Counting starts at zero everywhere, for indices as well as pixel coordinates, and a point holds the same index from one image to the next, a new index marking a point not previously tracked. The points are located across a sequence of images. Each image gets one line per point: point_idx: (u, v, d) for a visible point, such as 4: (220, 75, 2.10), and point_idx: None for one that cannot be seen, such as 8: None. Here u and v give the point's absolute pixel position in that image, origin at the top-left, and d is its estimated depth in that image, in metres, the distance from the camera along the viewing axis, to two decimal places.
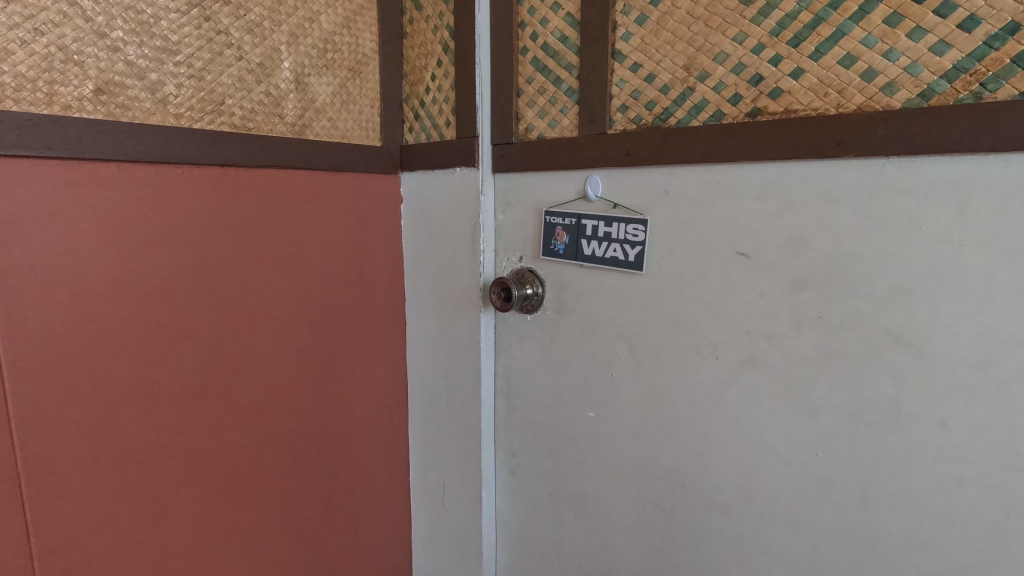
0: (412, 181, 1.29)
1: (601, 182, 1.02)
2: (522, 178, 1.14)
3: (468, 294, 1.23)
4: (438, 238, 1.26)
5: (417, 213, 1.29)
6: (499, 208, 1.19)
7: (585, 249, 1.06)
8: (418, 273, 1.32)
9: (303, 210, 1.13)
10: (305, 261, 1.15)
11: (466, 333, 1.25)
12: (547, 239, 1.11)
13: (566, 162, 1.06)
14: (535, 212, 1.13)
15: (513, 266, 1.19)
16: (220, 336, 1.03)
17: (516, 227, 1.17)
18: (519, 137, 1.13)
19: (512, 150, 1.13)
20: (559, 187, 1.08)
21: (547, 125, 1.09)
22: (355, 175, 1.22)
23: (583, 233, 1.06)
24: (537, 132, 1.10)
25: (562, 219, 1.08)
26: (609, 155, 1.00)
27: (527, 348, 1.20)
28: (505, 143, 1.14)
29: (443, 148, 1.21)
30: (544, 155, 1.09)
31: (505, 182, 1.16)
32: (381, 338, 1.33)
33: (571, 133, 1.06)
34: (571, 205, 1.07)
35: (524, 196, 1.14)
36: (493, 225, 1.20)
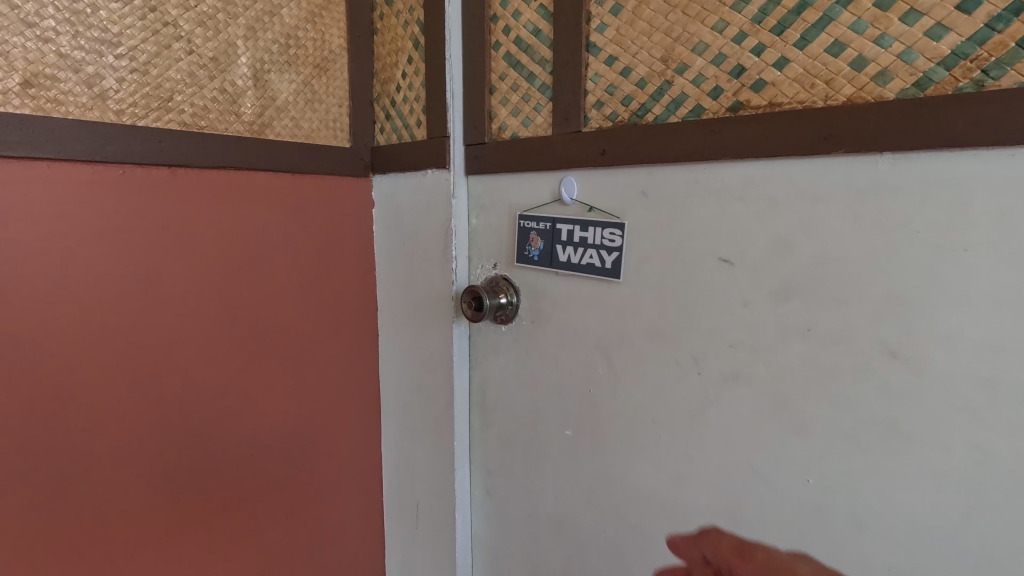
0: (384, 184, 1.23)
1: (577, 184, 0.95)
2: (497, 180, 1.07)
3: (440, 303, 1.16)
4: (410, 244, 1.20)
5: (389, 218, 1.23)
6: (473, 213, 1.12)
7: (561, 256, 0.99)
8: (391, 280, 1.26)
9: (263, 214, 1.06)
10: (267, 269, 1.08)
11: (438, 343, 1.18)
12: (522, 246, 1.05)
13: (540, 163, 0.99)
14: (509, 217, 1.06)
15: (488, 274, 1.12)
16: (169, 346, 0.96)
17: (491, 232, 1.10)
18: (493, 137, 1.07)
19: (485, 151, 1.07)
20: (533, 190, 1.02)
21: (521, 123, 1.02)
22: (322, 177, 1.15)
23: (558, 238, 0.99)
24: (511, 131, 1.04)
25: (536, 223, 1.02)
26: (584, 154, 0.93)
27: (502, 362, 1.13)
28: (478, 144, 1.08)
29: (414, 149, 1.15)
30: (517, 156, 1.02)
31: (479, 185, 1.10)
32: (352, 350, 1.26)
33: (546, 132, 0.99)
34: (547, 209, 1.00)
35: (498, 199, 1.08)
36: (466, 229, 1.14)
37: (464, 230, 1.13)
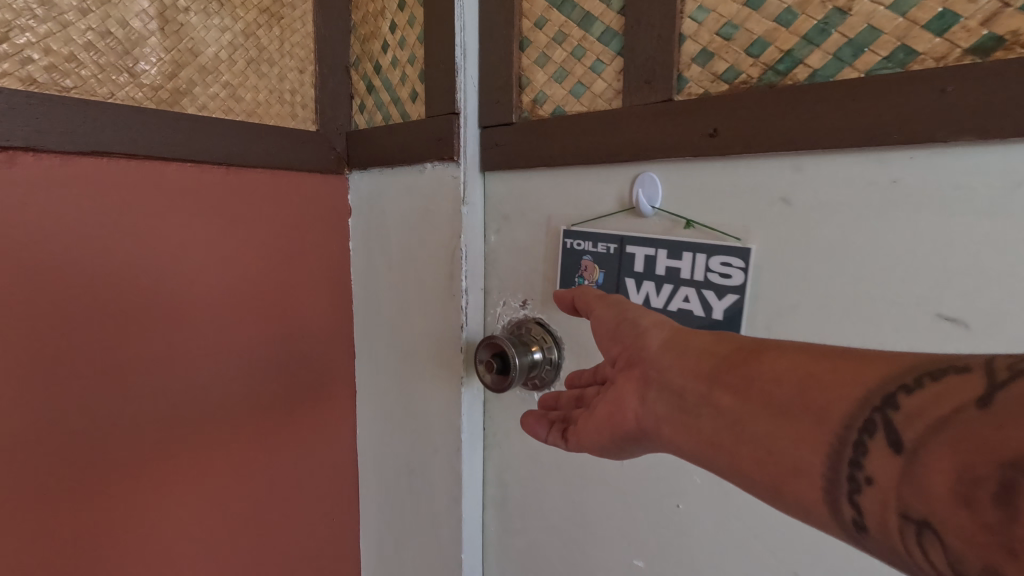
0: (364, 186, 0.88)
1: (662, 185, 0.61)
2: (531, 179, 0.73)
3: (441, 355, 0.80)
4: (399, 270, 0.84)
5: (372, 232, 0.88)
6: (491, 227, 0.78)
7: (634, 296, 0.64)
8: (373, 318, 0.90)
9: (179, 227, 0.71)
10: (185, 308, 0.73)
11: (438, 412, 0.83)
12: (568, 277, 0.70)
13: (602, 152, 0.64)
14: (548, 234, 0.72)
15: (513, 315, 0.78)
16: (10, 444, 0.59)
17: (518, 255, 0.76)
18: (523, 115, 0.72)
19: (512, 137, 0.73)
20: (588, 194, 0.67)
21: (569, 93, 0.67)
22: (274, 174, 0.80)
23: (629, 268, 0.64)
24: (553, 105, 0.69)
25: (592, 245, 0.67)
26: (678, 138, 0.58)
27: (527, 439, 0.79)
28: (502, 126, 0.73)
29: (405, 133, 0.79)
30: (561, 142, 0.67)
31: (503, 187, 0.76)
32: (315, 415, 0.91)
33: (611, 104, 0.64)
34: (609, 223, 0.66)
35: (531, 207, 0.73)
36: (482, 249, 0.79)
37: (478, 251, 0.78)
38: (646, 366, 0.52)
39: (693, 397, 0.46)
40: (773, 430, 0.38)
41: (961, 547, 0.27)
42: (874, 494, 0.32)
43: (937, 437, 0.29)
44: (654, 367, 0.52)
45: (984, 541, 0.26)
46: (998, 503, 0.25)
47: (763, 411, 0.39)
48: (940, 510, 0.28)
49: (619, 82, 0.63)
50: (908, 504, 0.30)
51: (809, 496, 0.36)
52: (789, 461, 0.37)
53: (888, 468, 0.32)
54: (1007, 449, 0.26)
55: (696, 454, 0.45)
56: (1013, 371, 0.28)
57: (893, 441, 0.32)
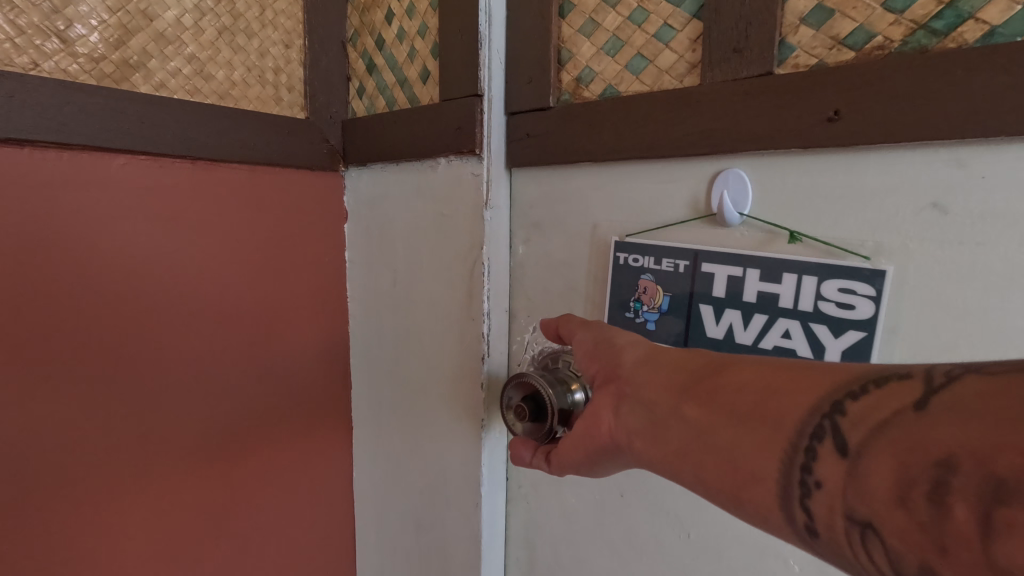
0: (363, 185, 0.73)
1: (753, 187, 0.47)
2: (572, 178, 0.58)
3: (456, 392, 0.66)
4: (405, 287, 0.70)
5: (373, 242, 0.73)
6: (518, 235, 0.64)
7: (712, 328, 0.50)
8: (373, 343, 0.76)
9: (130, 238, 0.57)
10: (139, 339, 0.58)
11: (450, 460, 0.68)
12: (620, 301, 0.55)
13: (670, 144, 0.50)
14: (593, 246, 0.58)
15: (546, 344, 0.63)
16: None
17: (552, 271, 0.62)
18: (563, 97, 0.58)
19: (548, 125, 0.58)
20: (649, 197, 0.53)
21: (625, 68, 0.53)
22: (253, 170, 0.65)
23: (705, 292, 0.50)
24: (602, 84, 0.55)
25: (653, 262, 0.53)
26: (780, 123, 0.44)
27: (562, 494, 0.65)
28: (536, 112, 0.59)
29: (413, 122, 0.65)
30: (614, 131, 0.53)
31: (534, 187, 0.62)
32: (304, 458, 0.77)
33: (682, 81, 0.50)
34: (677, 233, 0.52)
35: (572, 213, 0.59)
36: (507, 264, 0.65)
37: (503, 266, 0.64)
38: (620, 377, 0.46)
39: (660, 406, 0.41)
40: (736, 438, 0.35)
41: (900, 546, 0.26)
42: (823, 497, 0.30)
43: (879, 440, 0.29)
44: (628, 377, 0.45)
45: (922, 541, 0.25)
46: (932, 501, 0.25)
47: (728, 419, 0.36)
48: (880, 508, 0.27)
49: (695, 52, 0.49)
50: (852, 505, 0.29)
51: (763, 502, 0.33)
52: (745, 466, 0.34)
53: (835, 472, 0.30)
54: (937, 447, 0.26)
55: (660, 467, 0.40)
56: (947, 376, 0.28)
57: (840, 445, 0.30)
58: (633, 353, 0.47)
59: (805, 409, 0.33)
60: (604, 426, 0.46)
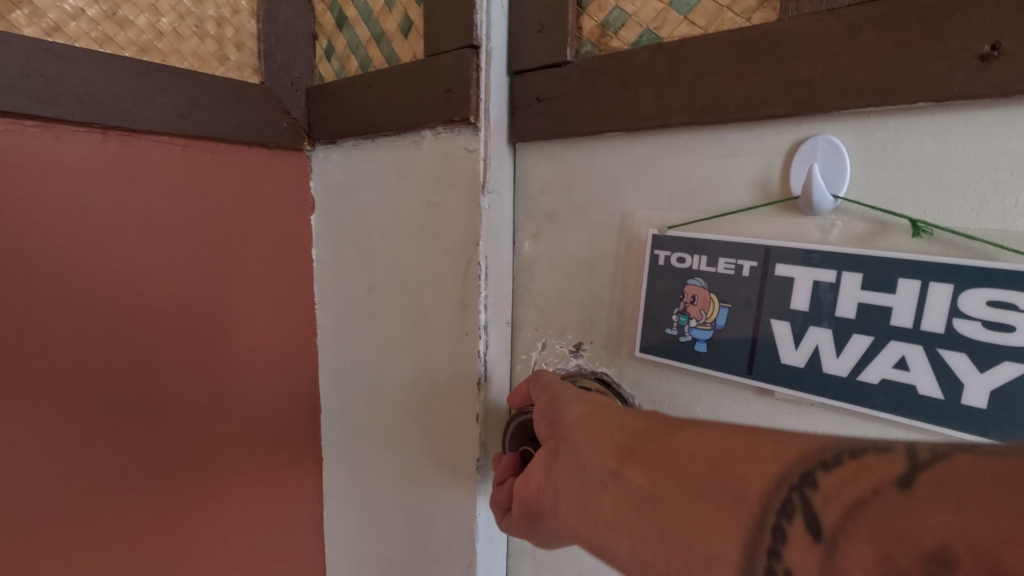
0: (333, 167, 0.60)
1: (850, 159, 0.35)
2: (597, 156, 0.46)
3: (444, 424, 0.53)
4: (384, 293, 0.57)
5: (346, 236, 0.60)
6: (525, 229, 0.52)
7: (789, 353, 0.37)
8: (346, 359, 0.62)
9: (12, 232, 0.42)
10: (29, 365, 0.44)
11: (440, 510, 0.54)
12: (658, 313, 0.43)
13: (734, 104, 0.37)
14: (620, 241, 0.46)
15: (558, 365, 0.51)
16: None
17: (567, 275, 0.49)
18: (585, 49, 0.45)
19: (565, 86, 0.45)
20: (698, 179, 0.41)
21: (668, 6, 0.41)
22: (187, 145, 0.51)
23: (779, 304, 0.38)
24: (636, 29, 0.43)
25: (707, 263, 0.41)
26: (903, 66, 0.31)
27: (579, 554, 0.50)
28: (549, 69, 0.46)
29: (393, 85, 0.52)
30: (654, 90, 0.40)
31: (547, 169, 0.50)
32: (256, 500, 0.63)
33: (750, 18, 0.37)
34: (739, 225, 0.39)
35: (595, 200, 0.47)
36: (511, 264, 0.52)
37: (507, 268, 0.52)
38: (560, 431, 0.36)
39: (597, 467, 0.32)
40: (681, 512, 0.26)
41: None
42: None
43: (855, 522, 0.20)
44: (570, 437, 0.35)
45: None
46: None
47: (676, 487, 0.27)
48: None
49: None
50: None
51: None
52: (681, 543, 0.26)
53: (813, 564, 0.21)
54: (931, 537, 0.18)
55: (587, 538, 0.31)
56: (935, 452, 0.20)
57: (813, 528, 0.22)
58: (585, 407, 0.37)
59: (766, 480, 0.24)
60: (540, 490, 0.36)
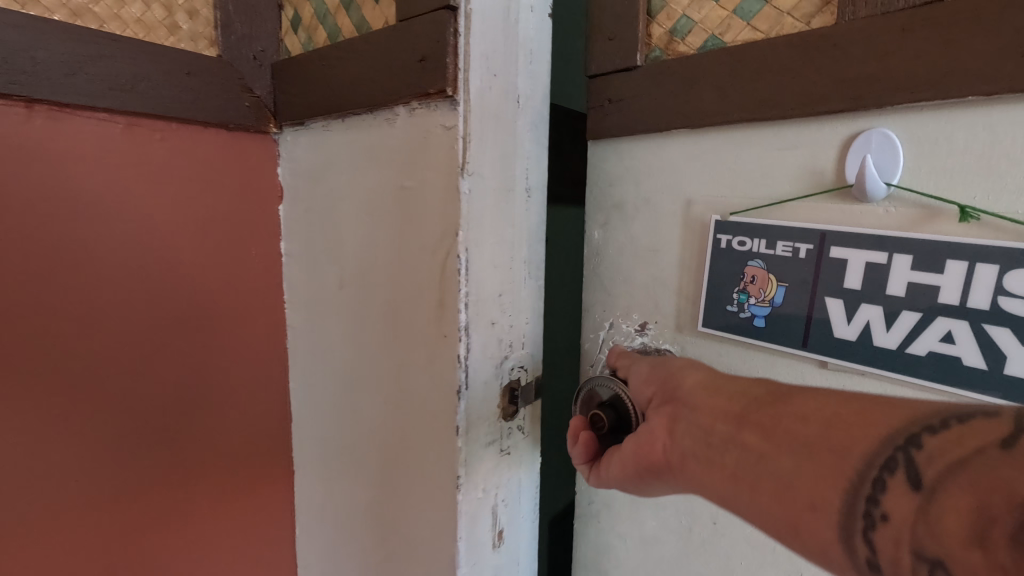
0: (301, 152, 0.54)
1: (903, 152, 0.32)
2: (660, 143, 0.44)
3: (421, 434, 0.47)
4: (358, 288, 0.51)
5: (317, 227, 0.54)
6: (596, 217, 0.51)
7: (842, 327, 0.35)
8: (319, 363, 0.56)
9: None
10: None
11: (418, 530, 0.49)
12: (720, 289, 0.41)
13: (790, 100, 0.35)
14: (684, 229, 0.43)
15: (625, 344, 0.50)
16: None
17: (636, 261, 0.48)
18: (653, 55, 0.43)
19: (635, 88, 0.44)
20: (753, 168, 0.39)
21: (733, 13, 0.38)
22: (131, 123, 0.46)
23: (833, 284, 0.35)
24: (702, 35, 0.40)
25: (757, 242, 0.38)
26: (951, 59, 0.29)
27: (640, 519, 0.51)
28: (622, 74, 0.44)
29: (362, 56, 0.46)
30: (717, 90, 0.38)
31: (620, 157, 0.47)
32: (220, 515, 0.57)
33: (810, 23, 0.34)
34: (798, 209, 0.37)
35: (656, 185, 0.45)
36: (514, 254, 0.48)
37: (504, 261, 0.47)
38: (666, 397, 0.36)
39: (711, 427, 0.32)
40: (796, 469, 0.27)
41: None
42: (888, 531, 0.24)
43: (958, 476, 0.22)
44: (686, 396, 0.35)
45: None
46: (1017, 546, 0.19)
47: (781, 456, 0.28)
48: (950, 547, 0.21)
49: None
50: (921, 540, 0.23)
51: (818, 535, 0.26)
52: (800, 488, 0.27)
53: (905, 507, 0.24)
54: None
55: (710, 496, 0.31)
56: None
57: (912, 479, 0.24)
58: (698, 373, 0.37)
59: (871, 441, 0.26)
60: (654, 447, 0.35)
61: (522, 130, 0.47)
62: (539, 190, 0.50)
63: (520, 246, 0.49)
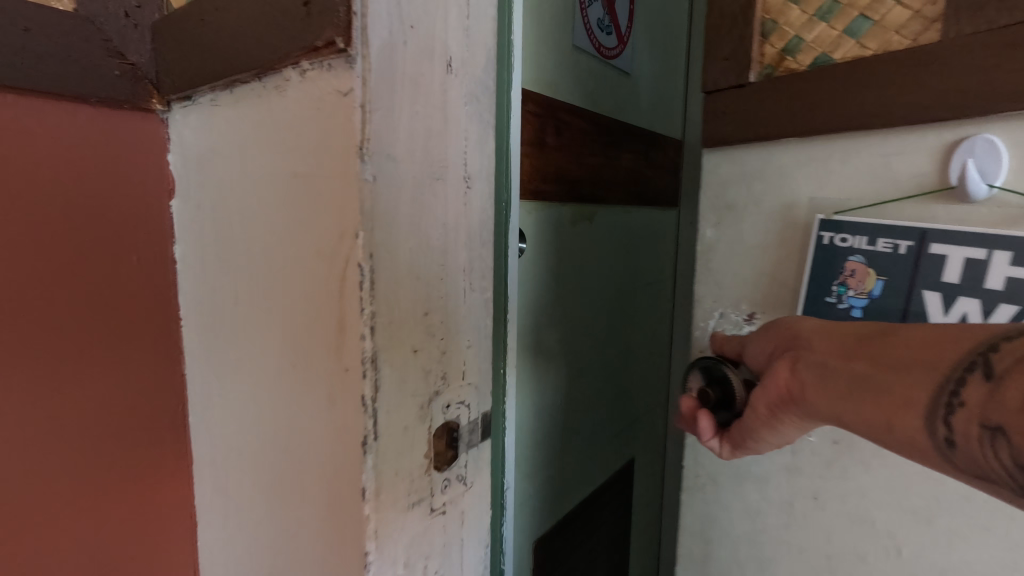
0: (190, 134, 0.44)
1: (1008, 155, 0.39)
2: (765, 156, 0.53)
3: (323, 494, 0.37)
4: (254, 304, 0.40)
5: (209, 228, 0.43)
6: (708, 217, 0.59)
7: (937, 316, 0.43)
8: (217, 397, 0.46)
9: None
10: None
11: None
12: (821, 281, 0.49)
13: (896, 109, 0.44)
14: (783, 223, 0.53)
15: (731, 331, 0.58)
16: None
17: (748, 252, 0.56)
18: (766, 71, 0.53)
19: (747, 100, 0.54)
20: (862, 171, 0.47)
21: (843, 33, 0.47)
22: None
23: (930, 275, 0.43)
24: (812, 53, 0.49)
25: (861, 241, 0.46)
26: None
27: (744, 493, 0.61)
28: (735, 89, 0.55)
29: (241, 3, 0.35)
30: (829, 100, 0.48)
31: (728, 164, 0.57)
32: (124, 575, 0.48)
33: (916, 38, 0.43)
34: (894, 208, 0.46)
35: (766, 188, 0.54)
36: (449, 260, 0.38)
37: (435, 268, 0.37)
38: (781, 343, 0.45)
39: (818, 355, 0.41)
40: (896, 379, 0.36)
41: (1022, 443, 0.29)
42: (963, 415, 0.32)
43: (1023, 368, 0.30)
44: (808, 341, 0.42)
45: None
46: None
47: (884, 368, 0.36)
48: (1012, 416, 0.30)
49: (936, 5, 0.42)
50: (988, 415, 0.31)
51: (908, 428, 0.34)
52: (898, 393, 0.35)
53: (978, 396, 0.32)
54: None
55: (818, 411, 0.40)
56: None
57: (987, 373, 0.31)
58: (814, 322, 0.44)
59: (961, 350, 0.33)
60: (778, 386, 0.42)
61: (452, 100, 0.37)
62: (480, 180, 0.40)
63: (455, 250, 0.38)
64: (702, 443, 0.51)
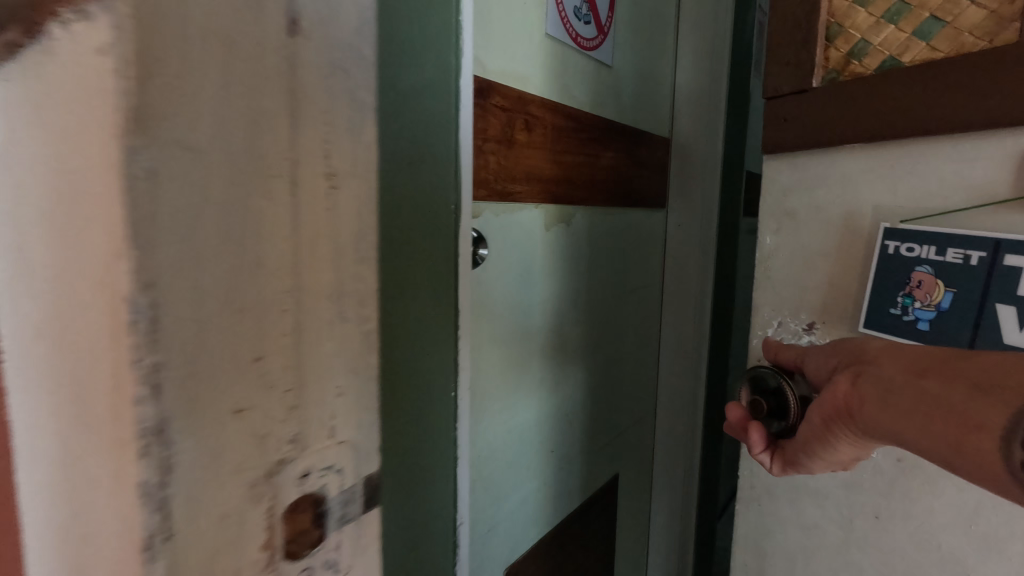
0: None
1: None
2: (839, 165, 0.63)
3: None
4: None
5: None
6: (768, 226, 0.70)
7: (1014, 333, 0.51)
8: None
9: None
10: None
11: None
12: (886, 297, 0.59)
13: (974, 120, 0.52)
14: (845, 232, 0.63)
15: (791, 339, 0.69)
16: None
17: (806, 264, 0.67)
18: (829, 75, 0.63)
19: (807, 109, 0.64)
20: (924, 190, 0.58)
21: (911, 36, 0.57)
22: None
23: (1005, 290, 0.51)
24: (879, 56, 0.59)
25: (924, 249, 0.56)
26: None
27: (802, 505, 0.72)
28: (796, 95, 0.64)
29: None
30: (919, 103, 0.55)
31: (792, 173, 0.67)
32: None
33: (991, 40, 0.53)
34: (977, 217, 0.55)
35: (833, 207, 0.64)
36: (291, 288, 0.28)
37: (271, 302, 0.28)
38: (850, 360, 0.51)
39: (891, 376, 0.46)
40: (969, 400, 0.41)
41: None
42: None
43: None
44: (874, 361, 0.49)
45: None
46: None
47: (964, 387, 0.42)
48: None
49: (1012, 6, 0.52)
50: None
51: (987, 453, 0.39)
52: (972, 415, 0.40)
53: None
54: None
55: (906, 441, 0.44)
56: None
57: None
58: (881, 343, 0.51)
59: None
60: (837, 399, 0.49)
61: (310, 81, 0.28)
62: (354, 183, 0.32)
63: (314, 276, 0.30)
64: (755, 457, 0.59)
